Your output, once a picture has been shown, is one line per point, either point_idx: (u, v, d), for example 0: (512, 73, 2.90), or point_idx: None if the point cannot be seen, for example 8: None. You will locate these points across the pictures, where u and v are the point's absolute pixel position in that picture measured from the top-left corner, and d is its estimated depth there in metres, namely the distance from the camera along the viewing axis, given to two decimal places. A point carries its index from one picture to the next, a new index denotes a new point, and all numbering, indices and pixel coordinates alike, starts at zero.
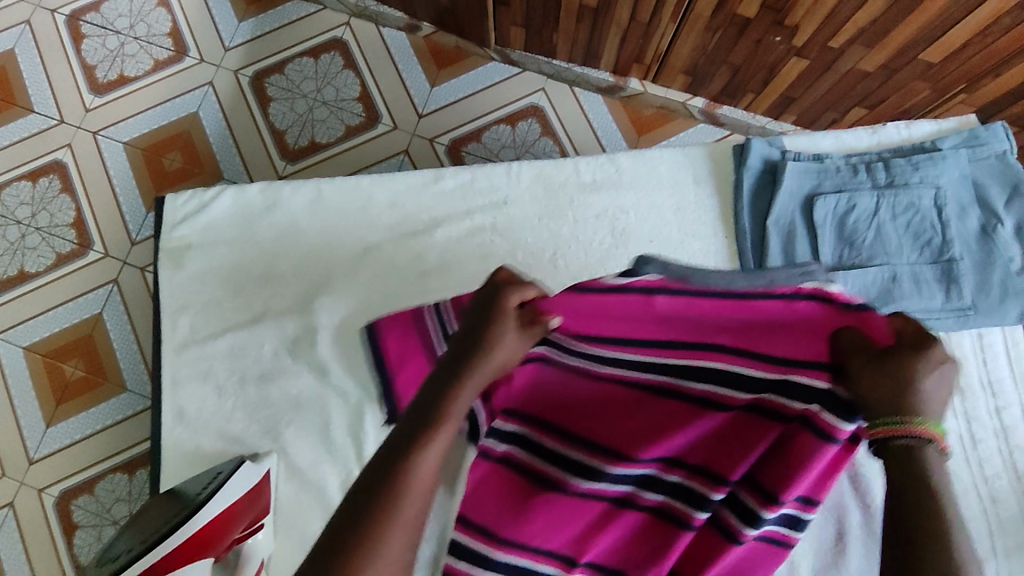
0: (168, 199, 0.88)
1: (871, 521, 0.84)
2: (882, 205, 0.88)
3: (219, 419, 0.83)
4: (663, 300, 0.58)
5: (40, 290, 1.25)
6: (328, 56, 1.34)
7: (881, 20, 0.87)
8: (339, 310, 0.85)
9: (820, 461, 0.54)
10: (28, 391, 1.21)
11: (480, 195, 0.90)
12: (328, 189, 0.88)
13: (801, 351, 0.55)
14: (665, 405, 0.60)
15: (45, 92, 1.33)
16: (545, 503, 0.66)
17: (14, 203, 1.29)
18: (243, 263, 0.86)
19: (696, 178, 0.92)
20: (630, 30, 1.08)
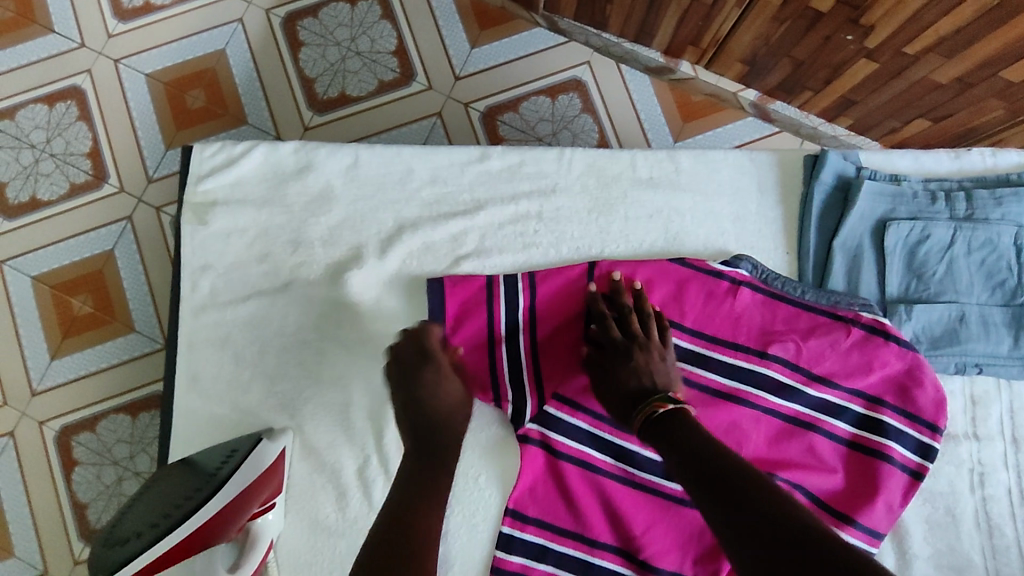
0: (196, 150, 0.83)
1: (907, 567, 0.80)
2: (957, 238, 0.84)
3: (234, 389, 0.80)
4: (746, 292, 0.80)
5: (51, 220, 1.22)
6: (366, 4, 1.27)
7: (967, 30, 0.80)
8: (372, 286, 0.81)
9: (854, 469, 0.78)
10: (35, 321, 1.19)
11: (528, 180, 0.86)
12: (365, 157, 0.84)
13: (841, 372, 0.79)
14: (729, 408, 0.77)
15: (66, 11, 1.28)
16: (618, 495, 0.78)
17: (30, 125, 1.25)
18: (268, 226, 0.82)
19: (760, 187, 0.87)
20: (690, 11, 1.02)
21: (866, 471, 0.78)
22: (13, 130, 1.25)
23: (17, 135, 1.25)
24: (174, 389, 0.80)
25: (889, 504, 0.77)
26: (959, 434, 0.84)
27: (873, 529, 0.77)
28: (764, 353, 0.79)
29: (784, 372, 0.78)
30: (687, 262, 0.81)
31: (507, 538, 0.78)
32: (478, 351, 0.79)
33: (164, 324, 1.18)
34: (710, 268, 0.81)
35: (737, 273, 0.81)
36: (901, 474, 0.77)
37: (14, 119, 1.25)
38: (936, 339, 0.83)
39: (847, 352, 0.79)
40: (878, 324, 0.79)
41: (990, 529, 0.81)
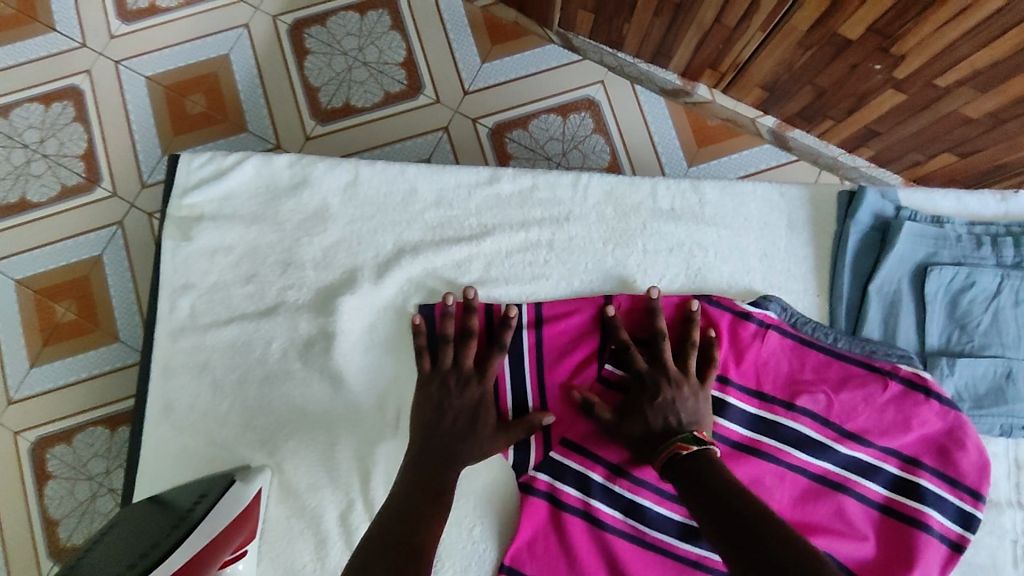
0: (185, 160, 0.79)
1: None
2: (1004, 287, 0.79)
3: (211, 421, 0.75)
4: (774, 336, 0.76)
5: (40, 222, 1.18)
6: (375, 14, 1.24)
7: (1003, 64, 0.76)
8: (364, 311, 0.77)
9: (889, 537, 0.72)
10: (16, 328, 1.14)
11: (540, 206, 0.81)
12: (365, 174, 0.79)
13: (875, 428, 0.74)
14: (753, 463, 0.73)
15: (68, 11, 1.25)
16: (626, 554, 0.72)
17: (24, 125, 1.22)
18: (261, 244, 0.78)
19: (790, 223, 0.83)
20: (710, 33, 0.98)
21: (902, 539, 0.71)
22: (5, 129, 1.21)
23: (10, 134, 1.21)
24: (148, 415, 0.76)
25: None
26: (999, 501, 0.78)
27: None
28: (791, 404, 0.74)
29: (812, 426, 0.73)
30: (717, 301, 0.77)
31: None
32: None
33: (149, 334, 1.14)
34: (739, 307, 0.76)
35: (766, 316, 0.77)
36: (939, 544, 0.71)
37: (8, 117, 1.22)
38: (980, 398, 0.78)
39: (883, 409, 0.74)
40: (917, 377, 0.75)
41: None
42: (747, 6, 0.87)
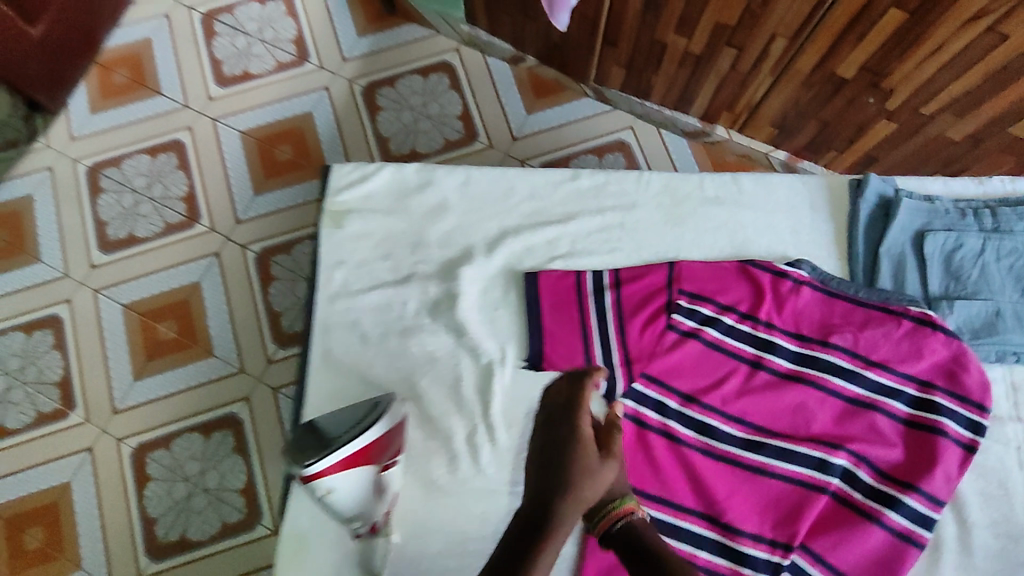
0: (336, 168, 0.92)
1: (968, 536, 0.81)
2: (987, 248, 0.88)
3: (361, 364, 0.84)
4: (807, 290, 0.83)
5: (146, 254, 1.36)
6: (436, 77, 1.46)
7: (973, 92, 0.94)
8: (481, 279, 0.87)
9: (917, 444, 0.79)
10: (122, 345, 1.32)
11: (611, 198, 0.92)
12: (476, 176, 0.92)
13: (898, 359, 0.80)
14: (794, 390, 0.80)
15: (173, 79, 1.47)
16: (701, 465, 0.78)
17: (133, 172, 1.41)
18: (396, 232, 0.89)
19: (812, 206, 0.93)
20: (727, 79, 1.17)
21: (929, 446, 0.79)
22: (118, 176, 1.41)
23: (121, 180, 1.41)
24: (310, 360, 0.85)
25: (947, 474, 0.78)
26: (1002, 416, 0.86)
27: (935, 497, 0.77)
28: (825, 341, 0.81)
29: (845, 358, 0.80)
30: (757, 263, 0.83)
31: None
32: (569, 322, 0.81)
33: (242, 350, 1.30)
34: (777, 268, 0.83)
35: (800, 273, 0.83)
36: (956, 448, 0.79)
37: (120, 167, 1.42)
38: (977, 330, 0.86)
39: (903, 343, 0.81)
40: (926, 316, 0.81)
41: None
42: (756, 57, 1.07)
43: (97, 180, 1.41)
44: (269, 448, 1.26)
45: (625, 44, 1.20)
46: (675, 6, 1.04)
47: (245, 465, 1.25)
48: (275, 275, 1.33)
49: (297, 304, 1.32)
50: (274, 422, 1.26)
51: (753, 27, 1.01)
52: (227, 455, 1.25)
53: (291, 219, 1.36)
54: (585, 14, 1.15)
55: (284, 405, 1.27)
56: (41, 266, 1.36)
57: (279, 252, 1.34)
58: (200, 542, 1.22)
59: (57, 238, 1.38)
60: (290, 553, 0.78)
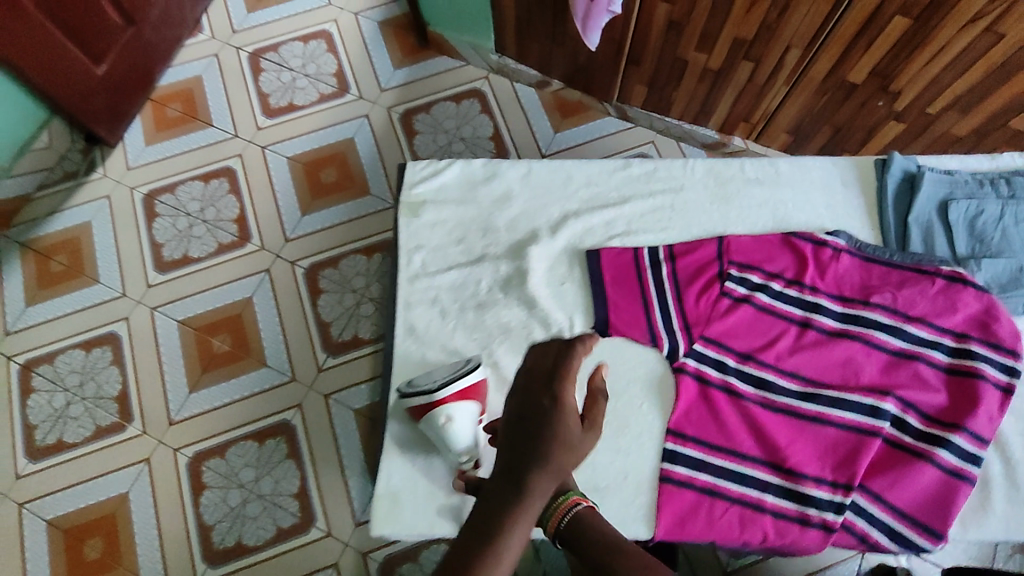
0: (409, 165, 0.97)
1: (1013, 472, 0.82)
2: (1007, 213, 0.91)
3: (444, 335, 0.88)
4: (846, 257, 0.89)
5: (201, 272, 1.43)
6: (468, 102, 1.56)
7: (976, 89, 1.04)
8: (548, 258, 0.91)
9: (961, 390, 0.83)
10: (178, 359, 1.37)
11: (661, 182, 0.96)
12: (537, 168, 0.96)
13: (935, 314, 0.85)
14: (841, 345, 0.84)
15: (223, 111, 1.59)
16: (762, 415, 0.82)
17: (187, 198, 1.51)
18: (466, 220, 0.94)
19: (845, 182, 0.96)
20: (744, 91, 1.27)
21: (973, 390, 0.82)
22: (173, 202, 1.50)
23: (175, 205, 1.50)
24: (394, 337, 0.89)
25: (989, 414, 0.81)
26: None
27: (979, 435, 0.80)
28: (866, 300, 0.86)
29: (886, 315, 0.85)
30: (799, 234, 0.90)
31: (670, 453, 0.81)
32: (630, 292, 0.87)
33: (293, 360, 1.35)
34: (817, 238, 0.89)
35: (838, 243, 0.89)
36: (995, 390, 0.82)
37: (174, 193, 1.51)
38: (1004, 285, 0.88)
39: (938, 298, 0.86)
40: (957, 273, 0.87)
41: None
42: (772, 69, 1.17)
43: (152, 207, 1.50)
44: (321, 453, 1.29)
45: (648, 63, 1.31)
46: (697, 23, 1.15)
47: (298, 471, 1.28)
48: (324, 288, 1.40)
49: (345, 314, 1.38)
50: (326, 429, 1.31)
51: (770, 40, 1.12)
52: (281, 461, 1.29)
53: (338, 235, 1.45)
54: (611, 36, 1.26)
55: (336, 411, 1.32)
56: (100, 287, 1.43)
57: (326, 266, 1.42)
58: (256, 548, 1.24)
59: (116, 261, 1.46)
60: (384, 510, 0.82)
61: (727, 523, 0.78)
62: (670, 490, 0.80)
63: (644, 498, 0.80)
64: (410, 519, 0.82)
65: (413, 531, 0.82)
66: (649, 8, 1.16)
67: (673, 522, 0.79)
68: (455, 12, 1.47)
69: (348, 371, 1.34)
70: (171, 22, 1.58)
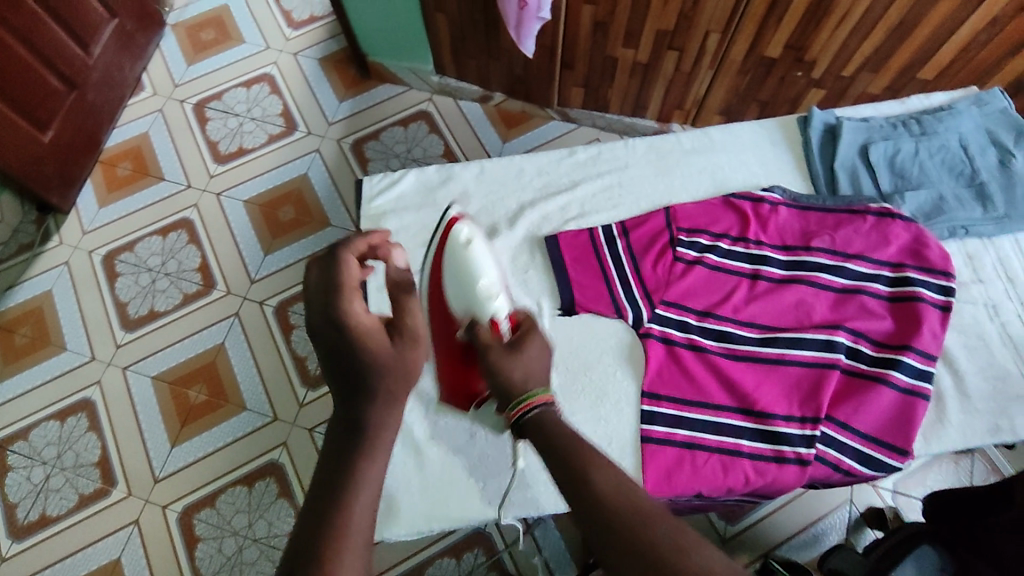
0: (364, 180, 1.00)
1: (962, 382, 0.89)
2: (920, 148, 0.98)
3: None
4: (783, 209, 0.94)
5: (170, 324, 1.42)
6: (416, 124, 1.61)
7: (881, 48, 1.13)
8: (508, 250, 0.95)
9: (904, 314, 0.88)
10: (156, 415, 1.35)
11: (606, 164, 1.01)
12: (489, 165, 1.00)
13: (871, 249, 0.91)
14: (790, 291, 0.89)
15: (174, 163, 1.60)
16: (727, 366, 0.85)
17: (148, 253, 1.50)
18: (426, 225, 0.97)
19: (774, 142, 1.03)
20: (673, 81, 1.34)
21: (916, 313, 0.87)
22: (133, 259, 1.50)
23: (136, 262, 1.49)
24: None
25: (933, 331, 0.86)
26: (965, 281, 0.94)
27: (927, 352, 0.85)
28: (807, 246, 0.91)
29: (826, 256, 0.90)
30: (738, 194, 0.95)
31: (648, 415, 0.84)
32: (591, 269, 0.90)
33: (272, 399, 1.34)
34: (754, 196, 0.94)
35: (774, 197, 0.95)
36: (935, 310, 0.87)
37: (134, 251, 1.51)
38: (927, 214, 0.96)
39: (872, 234, 0.91)
40: (886, 209, 0.92)
41: (1015, 345, 0.91)
42: (696, 54, 1.25)
43: (113, 267, 1.49)
44: None
45: (581, 65, 1.37)
46: (621, 22, 1.22)
47: (292, 508, 1.27)
48: (295, 323, 1.41)
49: None
50: (314, 462, 1.29)
51: (689, 28, 1.19)
52: (272, 502, 1.27)
53: (303, 268, 1.46)
54: (543, 43, 1.32)
55: (321, 443, 1.31)
56: (67, 354, 1.41)
57: (295, 302, 1.42)
58: None
59: (81, 325, 1.44)
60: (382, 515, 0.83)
61: (710, 470, 0.81)
62: (653, 449, 0.83)
63: (630, 460, 0.83)
64: (412, 520, 0.83)
65: (415, 530, 0.83)
66: (574, 12, 1.22)
67: (659, 478, 0.81)
68: (391, 41, 1.52)
69: (330, 402, 1.33)
70: (112, 83, 1.59)
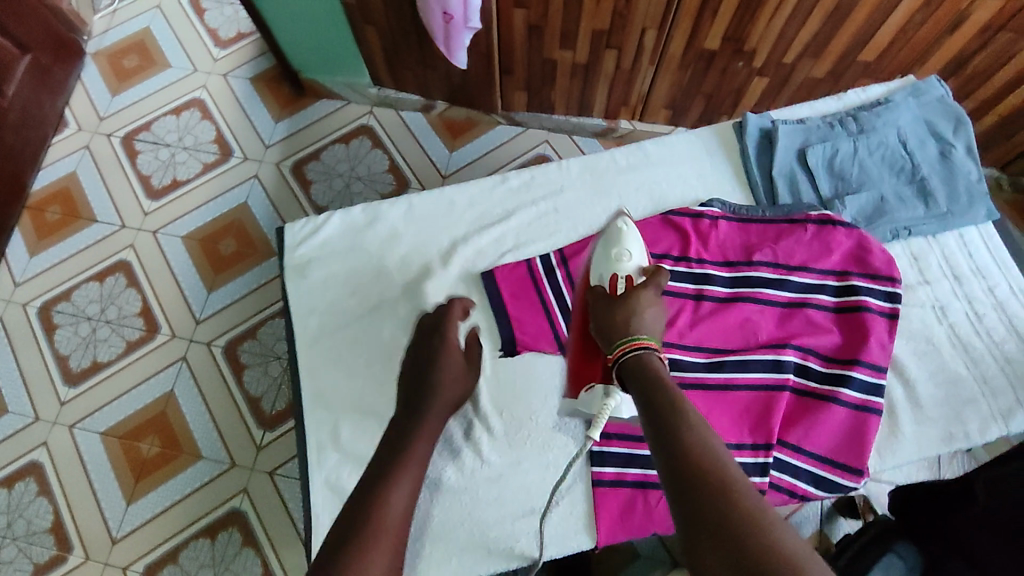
0: (286, 226, 0.95)
1: (914, 392, 0.89)
2: (859, 146, 0.97)
3: (354, 397, 0.87)
4: (723, 223, 0.93)
5: (114, 376, 1.36)
6: (357, 140, 1.55)
7: (820, 33, 1.10)
8: (445, 289, 0.91)
9: (851, 326, 0.88)
10: (108, 474, 1.29)
11: (541, 188, 0.98)
12: (418, 201, 0.96)
13: (814, 260, 0.90)
14: (736, 310, 0.88)
15: (106, 203, 1.52)
16: None
17: (85, 301, 1.43)
18: (356, 270, 0.93)
19: (710, 151, 1.01)
20: (615, 79, 1.31)
21: (864, 324, 0.87)
22: (70, 308, 1.42)
23: (74, 311, 1.42)
24: (302, 408, 0.87)
25: (881, 342, 0.86)
26: (912, 284, 0.94)
27: (876, 365, 0.85)
28: (749, 261, 0.90)
29: (770, 271, 0.89)
30: (676, 211, 0.92)
31: (599, 456, 0.85)
32: (531, 305, 0.89)
33: (229, 444, 1.29)
34: (693, 211, 0.92)
35: (713, 211, 0.93)
36: (881, 318, 0.88)
37: (71, 300, 1.43)
38: (870, 217, 0.95)
39: (813, 244, 0.91)
40: (825, 216, 0.92)
41: (962, 344, 0.91)
42: (635, 51, 1.21)
43: (50, 319, 1.42)
44: (278, 533, 1.24)
45: (520, 70, 1.33)
46: (554, 25, 1.17)
47: (258, 557, 1.22)
48: (246, 363, 1.35)
49: (273, 384, 1.34)
50: (278, 507, 1.25)
51: (625, 27, 1.15)
52: (237, 553, 1.22)
53: (250, 304, 1.40)
54: (479, 50, 1.26)
55: (283, 485, 1.26)
56: (10, 416, 1.34)
57: (245, 340, 1.37)
58: None
59: (21, 385, 1.36)
60: None
61: (663, 509, 0.83)
62: (604, 492, 0.83)
63: (582, 507, 0.83)
64: None
65: None
66: (506, 17, 1.17)
67: (612, 522, 0.83)
68: (321, 56, 1.45)
69: (289, 441, 1.29)
70: (32, 123, 1.50)
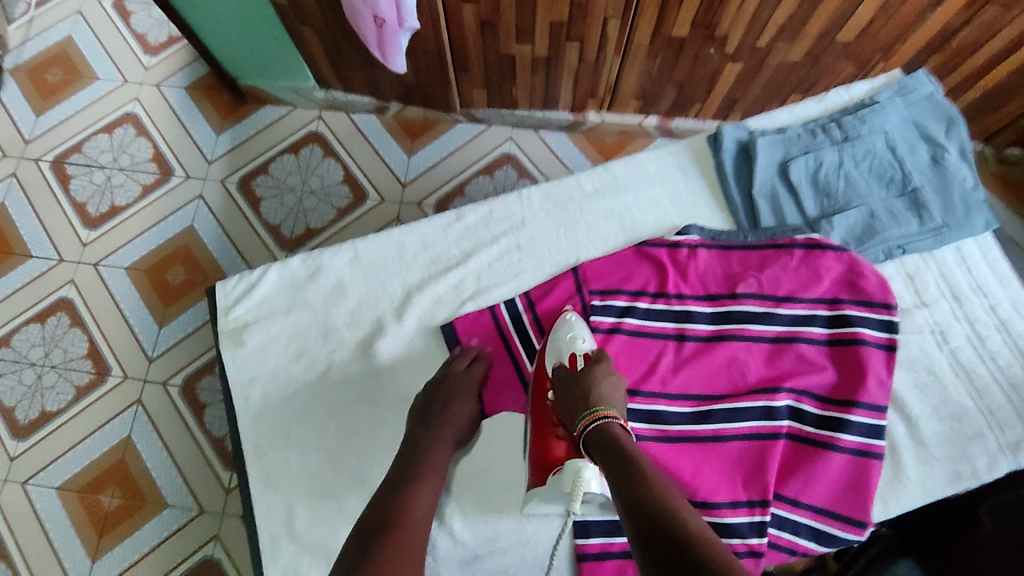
0: (218, 285, 0.90)
1: (916, 429, 0.87)
2: (845, 157, 0.96)
3: (306, 476, 0.82)
4: (703, 252, 0.90)
5: (66, 426, 1.27)
6: (308, 150, 1.44)
7: (795, 16, 1.01)
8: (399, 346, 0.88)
9: (845, 363, 0.87)
10: (69, 531, 1.21)
11: (500, 223, 0.94)
12: (363, 249, 0.91)
13: (802, 292, 0.88)
14: (721, 349, 0.86)
15: (39, 235, 1.40)
16: (664, 452, 0.82)
17: (26, 346, 1.32)
18: (300, 329, 0.88)
19: (682, 169, 0.98)
20: (580, 71, 1.21)
21: (859, 361, 0.86)
22: (11, 355, 1.32)
23: (15, 358, 1.31)
24: (253, 486, 0.83)
25: (878, 378, 0.85)
26: (908, 307, 0.92)
27: (875, 405, 0.84)
28: (734, 293, 0.88)
29: (757, 304, 0.87)
30: (651, 242, 0.90)
31: (583, 524, 0.81)
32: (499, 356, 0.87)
33: (195, 489, 1.22)
34: (670, 241, 0.90)
35: (692, 239, 0.91)
36: (877, 351, 0.86)
37: (11, 345, 1.32)
38: (861, 237, 0.93)
39: (799, 271, 0.88)
40: (812, 240, 0.90)
41: (966, 373, 0.89)
42: (599, 41, 1.11)
43: None
44: None
45: (476, 66, 1.22)
46: (509, 18, 1.07)
47: None
48: (207, 401, 1.27)
49: None
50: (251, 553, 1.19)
51: (585, 17, 1.05)
52: None
53: (203, 338, 1.31)
54: (427, 48, 1.16)
55: None
56: None
57: (203, 376, 1.29)
58: None
59: None
60: None
61: None
62: (590, 565, 0.80)
63: None
64: None
65: None
66: (454, 13, 1.06)
67: None
68: (258, 62, 1.33)
69: None
70: None
